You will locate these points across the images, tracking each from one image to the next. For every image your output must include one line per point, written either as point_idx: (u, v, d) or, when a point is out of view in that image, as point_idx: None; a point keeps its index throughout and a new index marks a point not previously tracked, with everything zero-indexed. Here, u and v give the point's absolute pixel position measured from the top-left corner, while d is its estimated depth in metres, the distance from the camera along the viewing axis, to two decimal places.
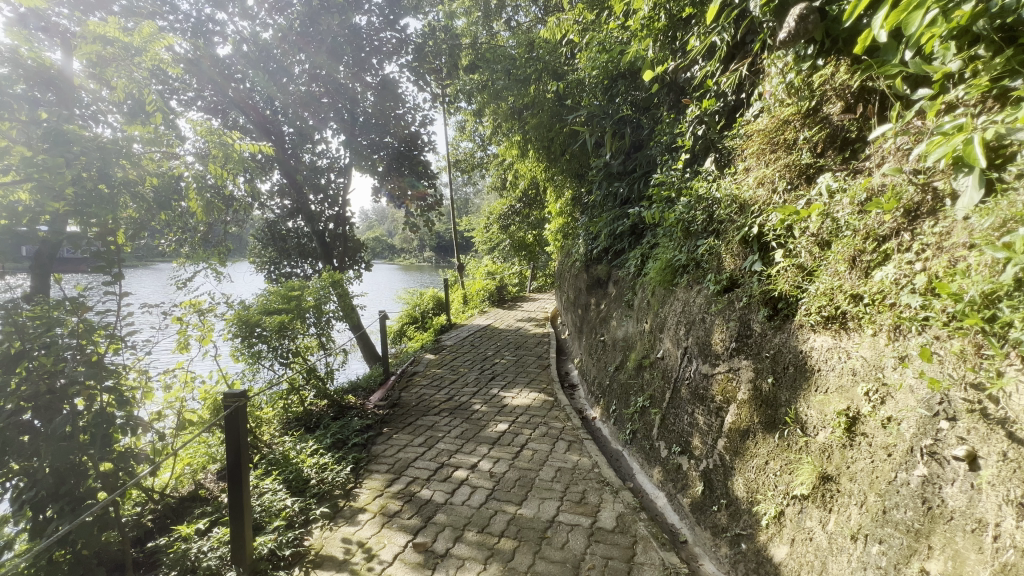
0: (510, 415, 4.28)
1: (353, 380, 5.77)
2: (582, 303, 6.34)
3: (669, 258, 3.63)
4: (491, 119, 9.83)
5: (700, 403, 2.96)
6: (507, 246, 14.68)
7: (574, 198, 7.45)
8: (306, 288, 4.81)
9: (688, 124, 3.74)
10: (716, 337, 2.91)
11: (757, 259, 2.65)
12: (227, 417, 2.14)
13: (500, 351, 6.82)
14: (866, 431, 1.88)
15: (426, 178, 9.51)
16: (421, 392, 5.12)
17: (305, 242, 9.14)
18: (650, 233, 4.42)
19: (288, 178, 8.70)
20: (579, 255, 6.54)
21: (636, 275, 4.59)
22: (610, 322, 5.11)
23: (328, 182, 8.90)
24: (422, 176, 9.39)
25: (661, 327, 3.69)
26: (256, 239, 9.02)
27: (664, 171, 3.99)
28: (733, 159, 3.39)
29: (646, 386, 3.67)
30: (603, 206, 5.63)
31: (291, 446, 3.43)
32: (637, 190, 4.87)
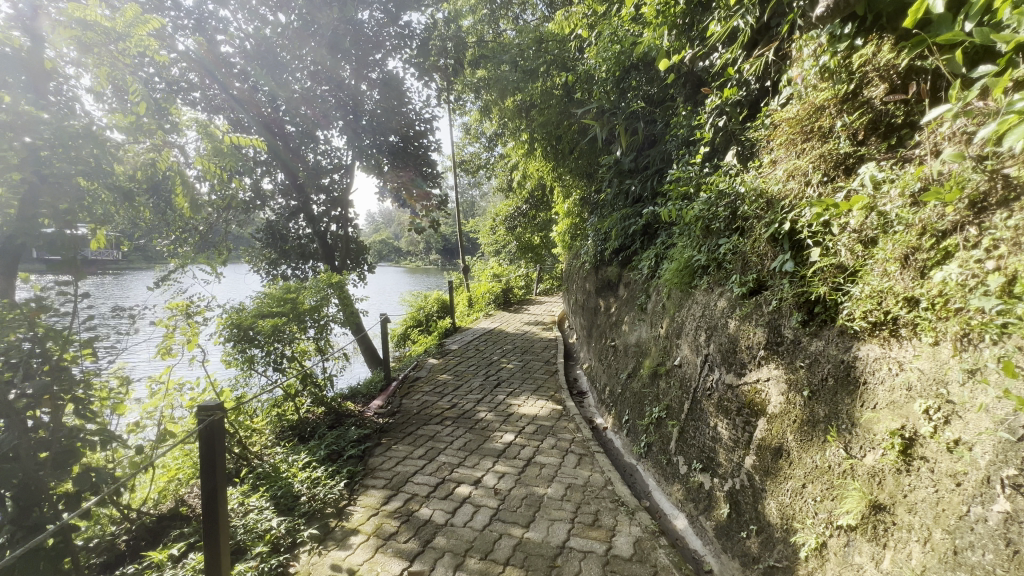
0: (517, 424, 4.05)
1: (353, 386, 5.58)
2: (591, 306, 6.10)
3: (687, 259, 3.39)
4: (498, 119, 9.63)
5: (724, 416, 2.71)
6: (513, 248, 14.46)
7: (582, 198, 7.22)
8: (305, 289, 4.61)
9: (707, 116, 3.51)
10: (742, 344, 2.67)
11: (789, 259, 2.41)
12: (202, 434, 1.90)
13: (507, 356, 6.59)
14: (927, 455, 1.63)
15: (431, 177, 9.34)
16: (423, 399, 4.90)
17: (307, 243, 8.98)
18: (665, 233, 4.19)
19: (290, 179, 8.54)
20: (588, 257, 6.32)
21: (650, 278, 4.35)
22: (622, 326, 4.87)
23: (331, 183, 8.76)
24: (426, 176, 9.23)
25: (678, 332, 3.46)
26: (257, 240, 8.89)
27: (681, 166, 3.75)
28: (757, 152, 3.15)
29: (662, 396, 3.43)
30: (613, 205, 5.40)
31: (283, 458, 3.21)
32: (650, 188, 4.63)
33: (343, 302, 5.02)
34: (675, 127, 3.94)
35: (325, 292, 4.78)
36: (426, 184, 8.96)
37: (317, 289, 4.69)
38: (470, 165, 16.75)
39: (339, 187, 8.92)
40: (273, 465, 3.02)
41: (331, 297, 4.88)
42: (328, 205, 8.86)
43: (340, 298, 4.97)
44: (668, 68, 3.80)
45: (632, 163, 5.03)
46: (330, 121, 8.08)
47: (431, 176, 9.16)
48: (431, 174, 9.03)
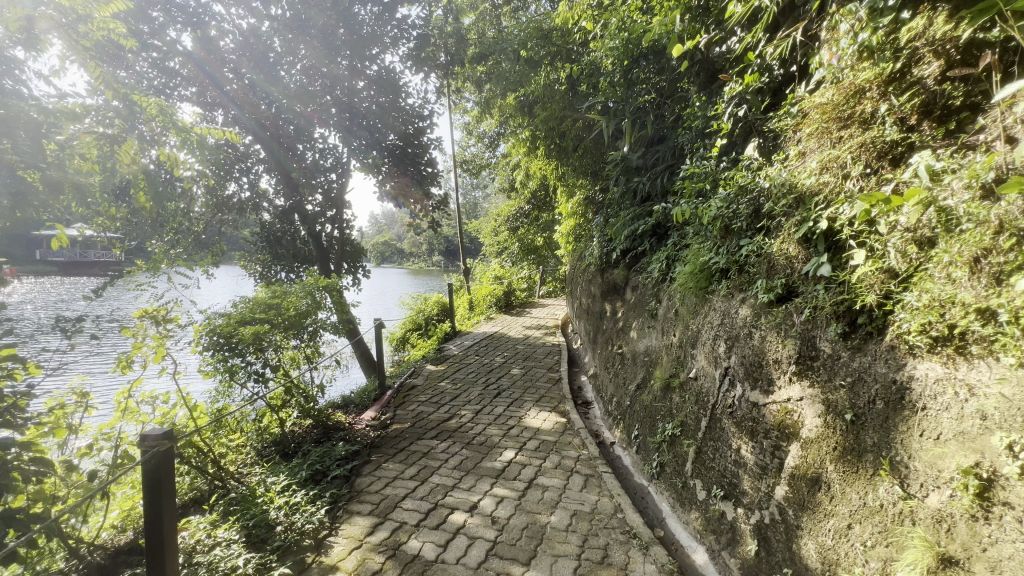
0: (518, 439, 3.77)
1: (346, 395, 5.31)
2: (597, 311, 5.82)
3: (703, 262, 3.10)
4: (500, 117, 9.36)
5: (748, 438, 2.43)
6: (516, 249, 14.18)
7: (587, 197, 6.93)
8: (293, 294, 4.32)
9: (725, 105, 3.22)
10: (769, 357, 2.38)
11: (825, 262, 2.12)
12: (145, 465, 1.63)
13: (508, 363, 6.31)
14: (1011, 502, 1.33)
15: (431, 178, 9.11)
16: (419, 409, 4.63)
17: (303, 245, 8.73)
18: (677, 233, 3.90)
19: (285, 179, 8.29)
20: (593, 259, 6.03)
21: (660, 282, 4.07)
22: (630, 333, 4.58)
23: (328, 183, 8.52)
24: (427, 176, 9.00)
25: (693, 342, 3.17)
26: (250, 242, 8.67)
27: (696, 161, 3.47)
28: (782, 144, 2.85)
29: (677, 412, 3.13)
30: (621, 204, 5.11)
31: (261, 479, 2.94)
32: (660, 185, 4.35)
33: (336, 307, 4.74)
34: (688, 119, 3.66)
35: (315, 295, 4.50)
36: (425, 184, 8.73)
37: (307, 293, 4.41)
38: (472, 165, 16.47)
39: (336, 186, 8.70)
40: (249, 488, 2.75)
41: (324, 301, 4.59)
42: (324, 206, 8.64)
43: (333, 303, 4.69)
44: (681, 55, 3.51)
45: (640, 159, 4.75)
46: (324, 117, 7.79)
47: (430, 176, 8.92)
48: (430, 174, 8.79)
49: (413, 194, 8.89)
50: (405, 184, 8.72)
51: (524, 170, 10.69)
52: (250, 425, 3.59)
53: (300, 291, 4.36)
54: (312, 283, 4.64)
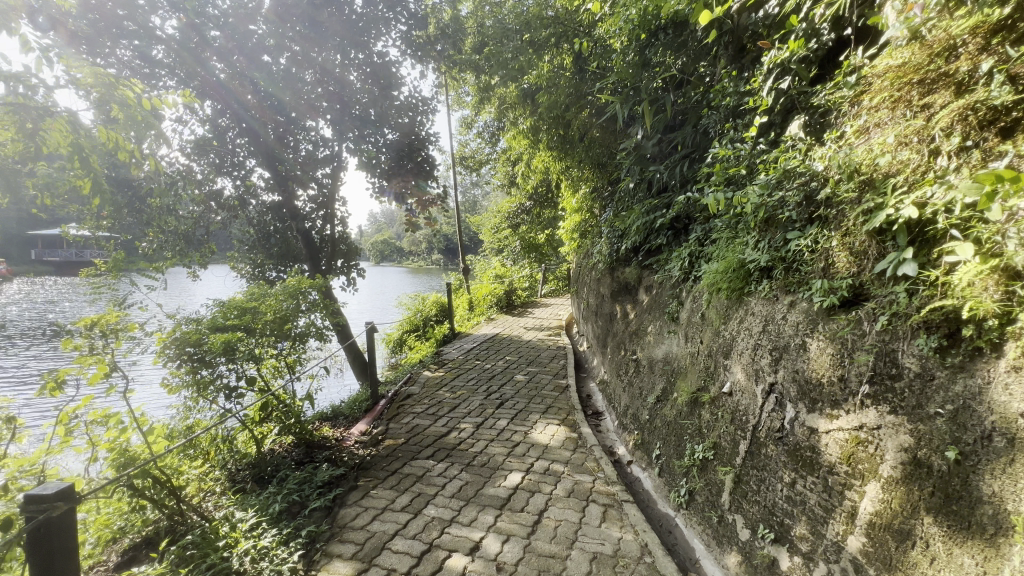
0: (524, 458, 3.36)
1: (335, 405, 4.91)
2: (606, 313, 5.40)
3: (739, 259, 2.69)
4: (501, 109, 8.93)
5: (805, 470, 2.02)
6: (517, 248, 13.76)
7: (596, 191, 6.51)
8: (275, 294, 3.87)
9: (762, 79, 2.80)
10: (832, 375, 1.97)
11: (909, 258, 1.70)
12: (35, 530, 1.57)
13: (511, 368, 5.90)
14: None
15: (428, 175, 8.57)
16: (414, 422, 4.22)
17: (294, 243, 8.30)
18: (701, 228, 3.49)
19: (274, 173, 7.84)
20: (601, 256, 5.62)
21: (682, 281, 3.66)
22: (646, 338, 4.17)
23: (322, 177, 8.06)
24: (422, 173, 8.44)
25: (727, 352, 2.76)
26: (241, 241, 8.29)
27: (726, 145, 3.05)
28: (835, 120, 2.43)
29: (709, 432, 2.73)
30: (636, 197, 4.70)
31: (228, 514, 2.53)
32: (679, 175, 3.94)
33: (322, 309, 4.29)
34: (715, 98, 3.25)
35: (304, 293, 4.07)
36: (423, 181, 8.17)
37: (291, 294, 3.96)
38: (473, 161, 16.06)
39: (331, 182, 8.22)
40: (210, 527, 2.35)
41: (310, 303, 4.15)
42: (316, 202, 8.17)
43: (316, 305, 4.22)
44: (708, 23, 3.09)
45: (656, 147, 4.34)
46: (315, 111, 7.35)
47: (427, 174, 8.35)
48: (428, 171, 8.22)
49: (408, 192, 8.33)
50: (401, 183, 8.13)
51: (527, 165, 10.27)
52: (224, 446, 3.18)
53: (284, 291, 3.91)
54: (299, 281, 4.20)
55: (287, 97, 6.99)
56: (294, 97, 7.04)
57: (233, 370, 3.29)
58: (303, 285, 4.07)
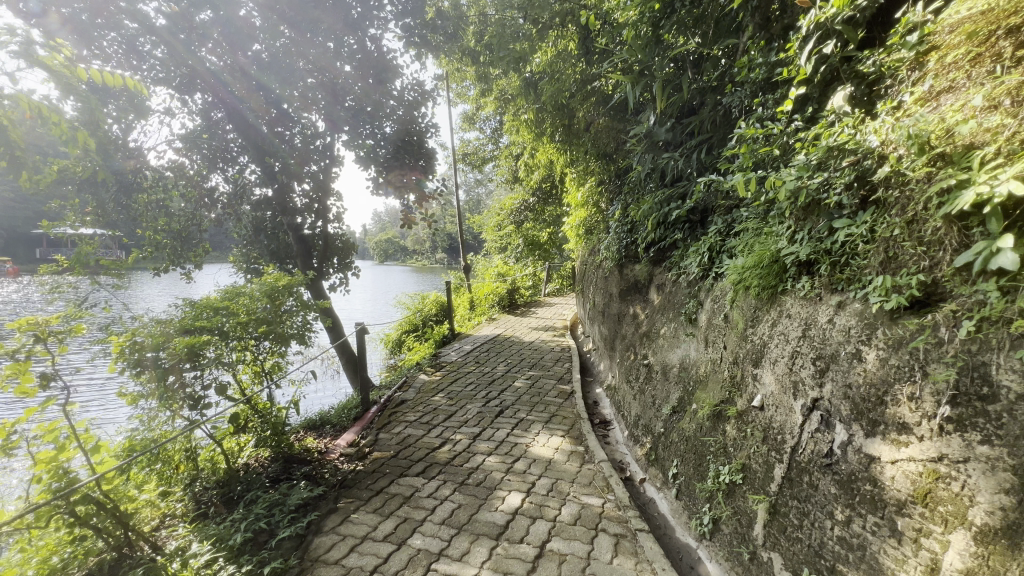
0: (524, 476, 3.01)
1: (324, 412, 4.59)
2: (614, 313, 5.04)
3: (772, 253, 2.33)
4: (503, 100, 8.59)
5: (863, 507, 1.67)
6: (520, 246, 13.40)
7: (604, 184, 6.15)
8: (253, 291, 3.53)
9: (798, 46, 2.42)
10: (897, 392, 1.61)
11: (1000, 249, 1.32)
12: None
13: (513, 371, 5.56)
14: None
15: (426, 170, 8.19)
16: (406, 432, 3.89)
17: (287, 240, 7.98)
18: (723, 220, 3.13)
19: (265, 167, 7.44)
20: (609, 253, 5.26)
21: (700, 279, 3.31)
22: (659, 341, 3.82)
23: (319, 170, 7.69)
24: (420, 168, 8.06)
25: (757, 359, 2.41)
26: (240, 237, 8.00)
27: (754, 124, 2.69)
28: (892, 87, 2.05)
29: (737, 451, 2.39)
30: (648, 188, 4.34)
31: (182, 548, 2.20)
32: (697, 162, 3.58)
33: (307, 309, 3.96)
34: (740, 73, 2.89)
35: (286, 292, 3.74)
36: (420, 177, 7.79)
37: (272, 293, 3.62)
38: (475, 158, 15.73)
39: (327, 175, 7.84)
40: (156, 565, 2.02)
41: (293, 302, 3.81)
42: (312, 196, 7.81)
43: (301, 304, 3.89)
44: None
45: (670, 132, 3.97)
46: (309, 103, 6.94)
47: (425, 169, 7.97)
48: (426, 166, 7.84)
49: (405, 188, 7.97)
50: (397, 178, 7.76)
51: (531, 160, 9.93)
52: (190, 463, 2.84)
53: (263, 289, 3.57)
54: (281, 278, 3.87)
55: (275, 86, 6.64)
56: (284, 88, 6.70)
57: (201, 376, 2.95)
58: (286, 282, 3.74)
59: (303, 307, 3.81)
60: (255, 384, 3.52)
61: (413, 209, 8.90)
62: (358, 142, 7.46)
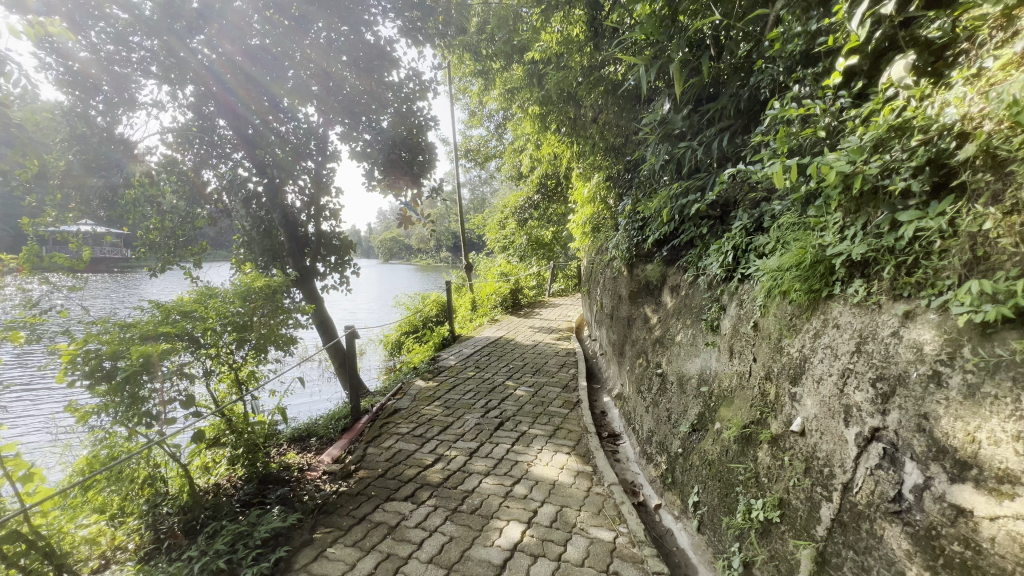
0: (524, 502, 2.67)
1: (312, 421, 4.29)
2: (623, 316, 4.70)
3: (816, 252, 1.99)
4: (506, 93, 8.26)
5: (948, 572, 1.33)
6: (524, 245, 13.07)
7: (614, 179, 5.81)
8: (228, 291, 3.19)
9: (846, 10, 2.07)
10: (996, 428, 1.27)
11: None
12: None
13: (515, 377, 5.23)
14: None
15: (422, 167, 7.81)
16: (397, 445, 3.57)
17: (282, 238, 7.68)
18: (749, 215, 2.79)
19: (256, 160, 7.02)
20: (618, 252, 4.92)
21: (723, 280, 2.96)
22: (675, 349, 3.48)
23: (316, 166, 7.35)
24: (416, 165, 7.67)
25: (797, 375, 2.07)
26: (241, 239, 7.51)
27: (789, 104, 2.34)
28: (969, 53, 1.70)
29: (772, 484, 2.05)
30: (663, 180, 3.99)
31: None
32: (717, 151, 3.24)
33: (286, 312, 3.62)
34: (772, 47, 2.54)
35: (265, 293, 3.40)
36: (416, 176, 7.41)
37: (249, 293, 3.29)
38: (479, 154, 15.41)
39: (325, 170, 7.51)
40: None
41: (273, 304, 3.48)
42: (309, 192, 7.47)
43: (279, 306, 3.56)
44: None
45: (688, 119, 3.63)
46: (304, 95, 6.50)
47: (421, 168, 7.58)
48: (422, 164, 7.47)
49: (399, 185, 7.62)
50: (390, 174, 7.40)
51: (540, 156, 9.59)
52: (149, 486, 2.51)
53: (240, 289, 3.23)
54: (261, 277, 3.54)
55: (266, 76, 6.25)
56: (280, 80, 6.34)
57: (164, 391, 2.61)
58: (264, 283, 3.40)
59: (284, 312, 3.48)
60: (230, 394, 3.20)
61: (413, 209, 8.68)
62: (351, 134, 7.14)
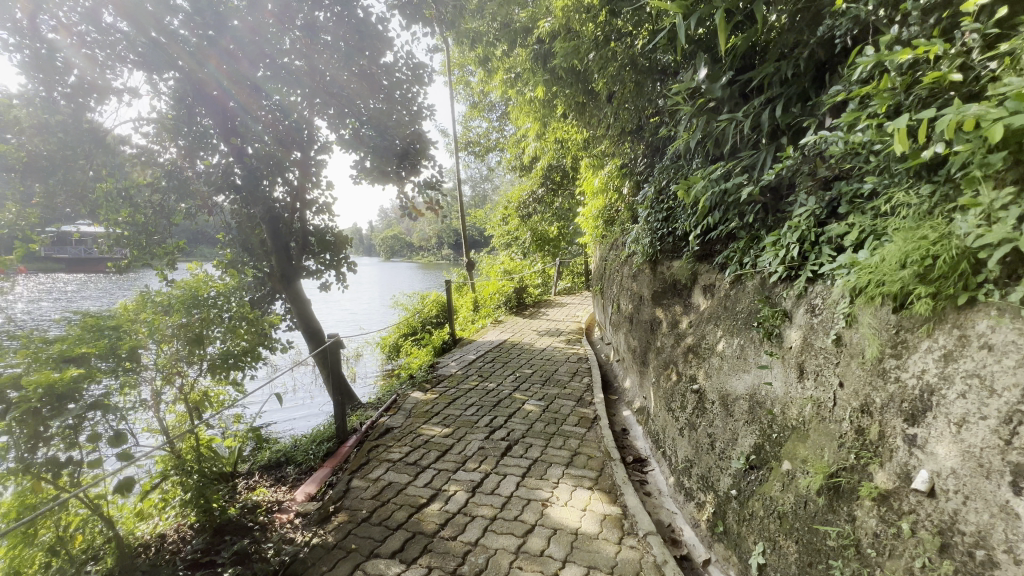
0: (541, 564, 2.13)
1: (293, 443, 3.75)
2: (645, 319, 4.15)
3: (952, 244, 1.43)
4: (509, 77, 7.71)
5: None
6: (529, 240, 12.51)
7: (631, 166, 5.26)
8: (178, 294, 2.64)
9: None
10: None
11: None
12: None
13: (523, 388, 4.68)
14: None
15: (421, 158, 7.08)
16: (387, 477, 3.02)
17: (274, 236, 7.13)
18: (818, 200, 2.24)
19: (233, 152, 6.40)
20: (639, 247, 4.36)
21: (782, 280, 2.41)
22: (715, 361, 2.93)
23: (307, 158, 6.77)
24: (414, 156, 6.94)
25: (916, 411, 1.53)
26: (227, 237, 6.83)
27: (887, 49, 1.79)
28: None
29: (885, 560, 1.51)
30: (695, 162, 3.43)
31: None
32: (768, 123, 2.69)
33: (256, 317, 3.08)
34: None
35: (227, 296, 2.85)
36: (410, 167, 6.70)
37: (209, 299, 2.74)
38: (480, 147, 14.88)
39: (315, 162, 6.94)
40: None
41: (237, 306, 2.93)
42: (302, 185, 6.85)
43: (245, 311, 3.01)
44: None
45: (728, 86, 3.06)
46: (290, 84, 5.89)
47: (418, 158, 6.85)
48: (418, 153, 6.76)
49: (395, 176, 6.93)
50: (381, 164, 6.69)
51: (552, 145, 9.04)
52: (61, 554, 1.95)
53: (194, 293, 2.67)
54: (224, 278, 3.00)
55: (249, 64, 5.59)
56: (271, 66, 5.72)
57: (82, 431, 2.02)
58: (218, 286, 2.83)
59: (249, 317, 2.93)
60: (183, 420, 2.66)
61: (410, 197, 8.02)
62: (340, 119, 6.53)
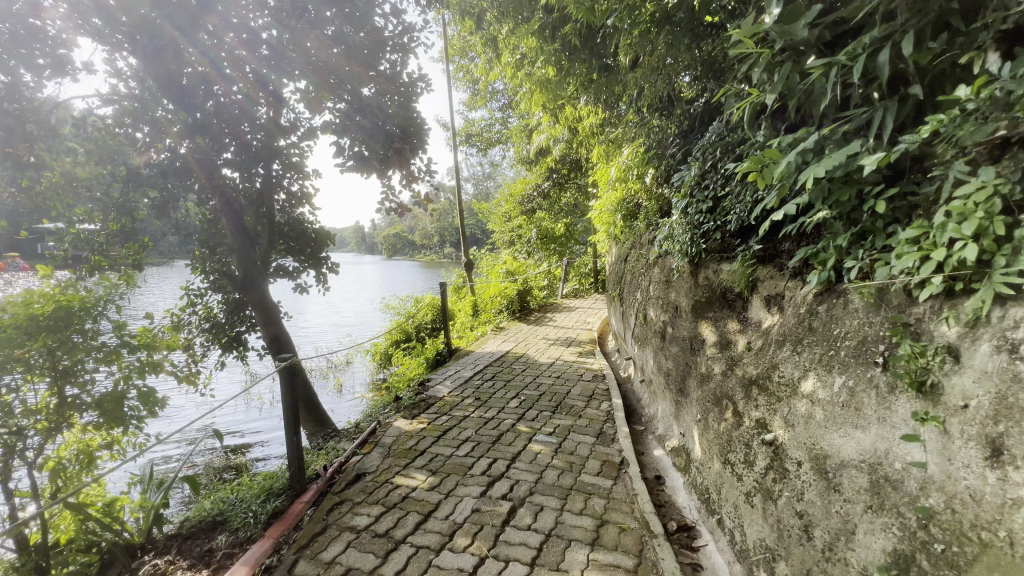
0: None
1: (235, 492, 2.93)
2: (683, 336, 3.35)
3: None
4: (515, 57, 6.91)
5: None
6: (534, 238, 11.70)
7: (659, 150, 4.47)
8: (14, 316, 2.38)
9: None
10: None
11: None
12: None
13: (529, 417, 3.85)
14: None
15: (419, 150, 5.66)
16: (345, 561, 2.20)
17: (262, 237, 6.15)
18: (1000, 173, 1.43)
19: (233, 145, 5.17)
20: (674, 244, 3.56)
21: (929, 298, 1.60)
22: (800, 406, 2.12)
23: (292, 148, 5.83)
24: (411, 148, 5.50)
25: None
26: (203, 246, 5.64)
27: None
28: None
29: None
30: (758, 133, 2.63)
31: None
32: (887, 69, 1.87)
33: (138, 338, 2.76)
34: None
35: (89, 316, 2.62)
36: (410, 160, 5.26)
37: (48, 325, 2.47)
38: (482, 139, 14.16)
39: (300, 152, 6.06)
40: None
41: (101, 326, 2.69)
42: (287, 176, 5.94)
43: (125, 333, 2.74)
44: None
45: (812, 26, 2.24)
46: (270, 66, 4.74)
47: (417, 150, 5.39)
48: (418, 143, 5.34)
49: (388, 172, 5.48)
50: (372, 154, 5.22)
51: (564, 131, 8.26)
52: None
53: (33, 316, 2.42)
54: (84, 290, 2.68)
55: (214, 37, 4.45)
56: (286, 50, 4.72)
57: None
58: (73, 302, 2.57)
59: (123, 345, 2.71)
60: (74, 475, 2.58)
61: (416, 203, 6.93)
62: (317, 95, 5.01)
